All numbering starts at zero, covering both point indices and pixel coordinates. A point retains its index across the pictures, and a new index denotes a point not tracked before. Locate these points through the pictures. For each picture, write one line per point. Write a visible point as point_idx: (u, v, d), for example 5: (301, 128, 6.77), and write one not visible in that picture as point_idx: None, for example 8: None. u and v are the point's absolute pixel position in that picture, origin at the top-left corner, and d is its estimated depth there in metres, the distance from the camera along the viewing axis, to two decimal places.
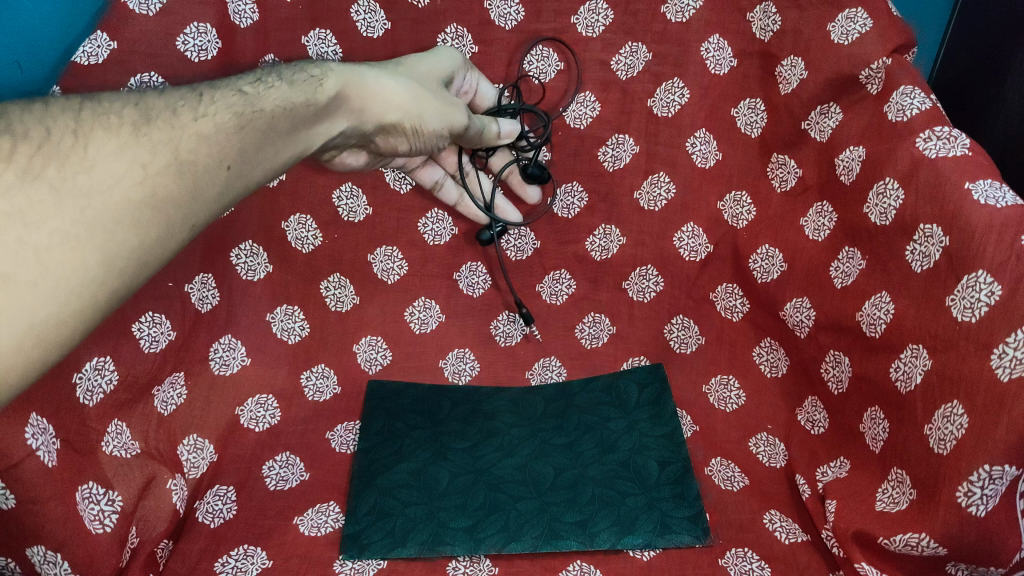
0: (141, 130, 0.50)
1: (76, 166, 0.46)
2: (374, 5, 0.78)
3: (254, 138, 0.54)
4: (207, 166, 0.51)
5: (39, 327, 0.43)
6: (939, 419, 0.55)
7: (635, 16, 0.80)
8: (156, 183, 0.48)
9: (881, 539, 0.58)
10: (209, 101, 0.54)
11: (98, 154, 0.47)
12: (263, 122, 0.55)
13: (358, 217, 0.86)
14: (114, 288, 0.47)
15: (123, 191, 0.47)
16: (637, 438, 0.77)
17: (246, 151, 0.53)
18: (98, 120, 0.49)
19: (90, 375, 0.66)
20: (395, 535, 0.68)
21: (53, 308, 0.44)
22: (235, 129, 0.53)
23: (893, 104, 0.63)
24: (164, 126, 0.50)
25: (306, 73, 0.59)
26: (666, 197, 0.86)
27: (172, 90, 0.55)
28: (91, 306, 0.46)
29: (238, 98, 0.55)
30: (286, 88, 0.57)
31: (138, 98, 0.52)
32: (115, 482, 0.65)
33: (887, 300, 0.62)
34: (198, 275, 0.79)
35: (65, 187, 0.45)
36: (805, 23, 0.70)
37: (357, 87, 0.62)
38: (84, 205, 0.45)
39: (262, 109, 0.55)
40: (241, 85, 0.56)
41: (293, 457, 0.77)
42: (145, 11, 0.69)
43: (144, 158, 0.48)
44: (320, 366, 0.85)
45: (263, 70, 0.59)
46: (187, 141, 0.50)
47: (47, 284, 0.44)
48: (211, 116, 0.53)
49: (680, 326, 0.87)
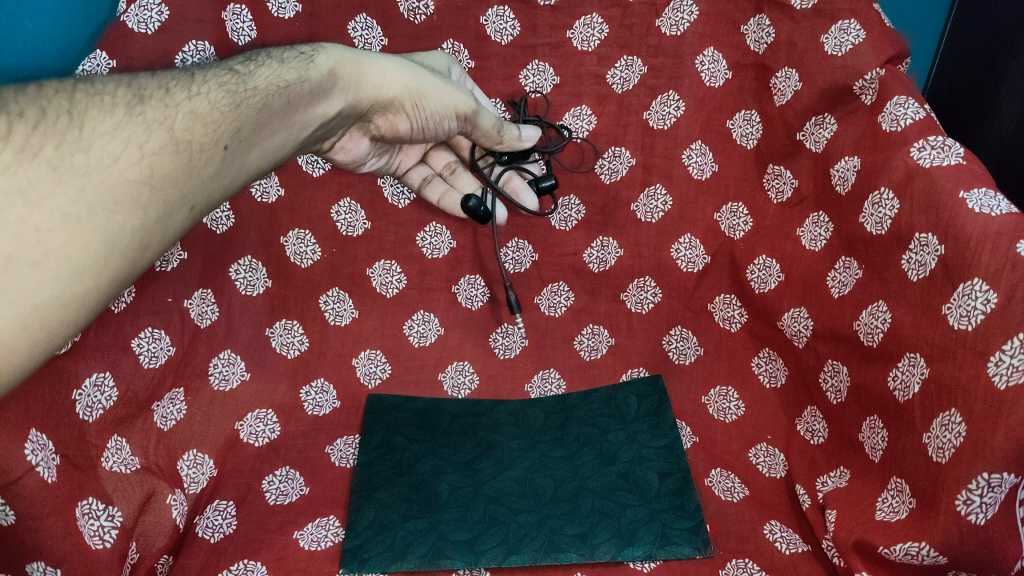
0: (135, 110, 0.51)
1: (73, 145, 0.47)
2: (372, 21, 0.79)
3: (251, 112, 0.58)
4: (204, 143, 0.53)
5: (44, 309, 0.44)
6: (937, 428, 0.54)
7: (630, 30, 0.81)
8: (154, 163, 0.50)
9: (881, 548, 0.57)
10: (203, 81, 0.57)
11: (94, 133, 0.49)
12: (257, 99, 0.59)
13: (356, 231, 0.87)
14: (115, 269, 0.48)
15: (121, 170, 0.48)
16: (636, 449, 0.77)
17: (242, 127, 0.57)
18: (92, 101, 0.51)
19: (90, 392, 0.66)
20: (395, 549, 0.68)
21: (56, 289, 0.44)
22: (229, 106, 0.56)
23: (887, 114, 0.64)
24: (157, 106, 0.53)
25: (297, 53, 0.64)
26: (662, 209, 0.86)
27: (163, 73, 0.57)
28: (93, 286, 0.47)
29: (230, 77, 0.58)
30: (277, 67, 0.62)
31: (129, 79, 0.54)
32: (115, 497, 0.65)
33: (884, 310, 0.62)
34: (197, 290, 0.79)
35: (63, 165, 0.46)
36: (799, 35, 0.71)
37: (348, 66, 0.67)
38: (84, 184, 0.46)
39: (255, 86, 0.59)
40: (233, 67, 0.60)
41: (293, 471, 0.77)
42: (144, 29, 0.71)
43: (138, 139, 0.50)
44: (319, 381, 0.85)
45: (255, 53, 0.63)
46: (182, 119, 0.53)
47: (49, 264, 0.44)
48: (205, 95, 0.56)
49: (678, 337, 0.87)
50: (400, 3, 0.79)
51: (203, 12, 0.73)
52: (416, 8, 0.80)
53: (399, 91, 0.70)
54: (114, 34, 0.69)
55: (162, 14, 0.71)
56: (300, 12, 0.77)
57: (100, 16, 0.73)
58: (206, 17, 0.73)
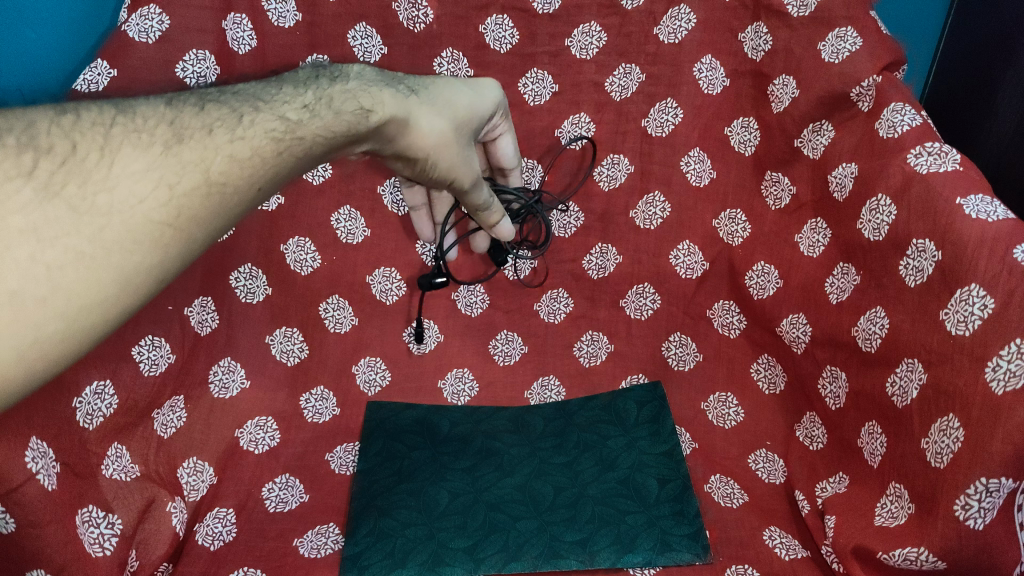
0: (172, 151, 0.42)
1: (98, 184, 0.39)
2: (371, 30, 0.80)
3: (294, 167, 0.48)
4: (239, 189, 0.44)
5: (44, 344, 0.36)
6: (935, 432, 0.55)
7: (628, 38, 0.81)
8: (186, 202, 0.41)
9: (880, 554, 0.57)
10: (248, 122, 0.46)
11: (124, 173, 0.40)
12: (300, 151, 0.48)
13: (356, 239, 0.87)
14: (126, 308, 0.40)
15: (146, 210, 0.40)
16: (636, 455, 0.77)
17: (282, 174, 0.47)
18: (128, 137, 0.42)
19: (90, 400, 0.66)
20: (395, 556, 0.69)
21: (57, 326, 0.37)
22: (275, 154, 0.46)
23: (884, 120, 0.64)
24: (198, 146, 0.43)
25: (357, 103, 0.51)
26: (661, 216, 0.87)
27: (212, 105, 0.47)
28: (96, 326, 0.38)
29: (279, 121, 0.47)
30: (329, 117, 0.49)
31: (173, 115, 0.45)
32: (115, 504, 0.65)
33: (882, 316, 0.62)
34: (197, 298, 0.79)
35: (85, 207, 0.38)
36: (796, 42, 0.72)
37: (407, 124, 0.54)
38: (104, 224, 0.38)
39: (303, 135, 0.48)
40: (283, 109, 0.48)
41: (293, 478, 0.77)
42: (145, 39, 0.71)
43: (171, 178, 0.41)
44: (319, 389, 0.85)
45: (310, 90, 0.51)
46: (221, 163, 0.43)
47: (56, 300, 0.37)
48: (248, 141, 0.45)
49: (678, 343, 0.87)
50: (399, 12, 0.79)
51: (205, 22, 0.73)
52: (414, 17, 0.80)
53: (452, 165, 0.59)
54: (116, 45, 0.70)
55: (163, 24, 0.71)
56: (300, 22, 0.78)
57: (99, 30, 0.73)
58: (207, 27, 0.74)
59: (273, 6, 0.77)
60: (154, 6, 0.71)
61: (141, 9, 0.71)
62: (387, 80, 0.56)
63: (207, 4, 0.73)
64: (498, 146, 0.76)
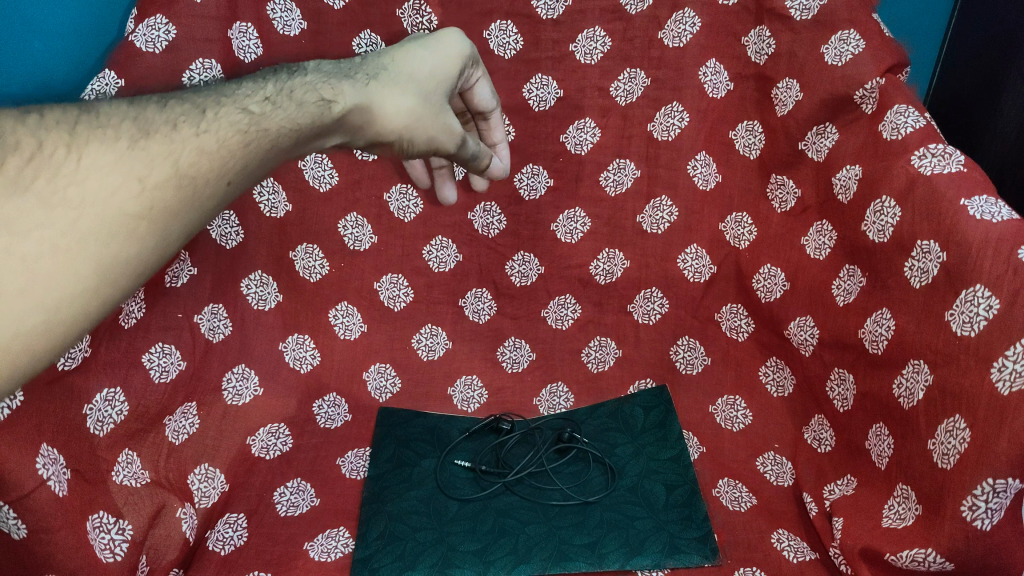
0: (138, 144, 0.41)
1: (68, 176, 0.37)
2: (376, 37, 0.81)
3: (262, 159, 0.47)
4: (209, 180, 0.42)
5: (29, 336, 0.35)
6: (942, 433, 0.55)
7: (632, 43, 0.82)
8: (157, 195, 0.39)
9: (888, 555, 0.57)
10: (212, 115, 0.45)
11: (92, 167, 0.38)
12: (268, 142, 0.47)
13: (363, 245, 0.88)
14: (107, 301, 0.38)
15: (118, 203, 0.38)
16: (643, 463, 0.78)
17: (252, 168, 0.46)
18: (93, 131, 0.40)
19: (101, 406, 0.67)
20: (406, 558, 0.69)
21: (40, 318, 0.35)
22: (241, 146, 0.45)
23: (888, 122, 0.65)
24: (163, 140, 0.42)
25: (318, 94, 0.51)
26: (667, 220, 0.87)
27: (174, 101, 0.45)
28: (78, 320, 0.37)
29: (242, 114, 0.47)
30: (293, 109, 0.49)
31: (137, 109, 0.43)
32: (125, 510, 0.66)
33: (887, 317, 0.62)
34: (207, 305, 0.80)
35: (56, 199, 0.37)
36: (800, 45, 0.72)
37: (371, 109, 0.54)
38: (75, 217, 0.37)
39: (268, 128, 0.47)
40: (246, 102, 0.48)
41: (304, 483, 0.78)
42: (151, 49, 0.72)
43: (140, 170, 0.39)
44: (331, 396, 0.87)
45: (269, 84, 0.50)
46: (189, 155, 0.42)
47: (36, 292, 0.35)
48: (215, 133, 0.44)
49: (685, 348, 0.88)
50: (404, 18, 0.80)
51: (210, 31, 0.75)
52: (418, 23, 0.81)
53: (432, 137, 0.58)
54: (124, 54, 0.70)
55: (170, 33, 0.72)
56: (305, 30, 0.79)
57: (107, 39, 0.75)
58: (212, 36, 0.75)
59: (278, 14, 0.78)
60: (160, 16, 0.72)
61: (148, 19, 0.72)
62: (345, 70, 0.55)
63: (213, 14, 0.75)
64: (476, 93, 0.69)
